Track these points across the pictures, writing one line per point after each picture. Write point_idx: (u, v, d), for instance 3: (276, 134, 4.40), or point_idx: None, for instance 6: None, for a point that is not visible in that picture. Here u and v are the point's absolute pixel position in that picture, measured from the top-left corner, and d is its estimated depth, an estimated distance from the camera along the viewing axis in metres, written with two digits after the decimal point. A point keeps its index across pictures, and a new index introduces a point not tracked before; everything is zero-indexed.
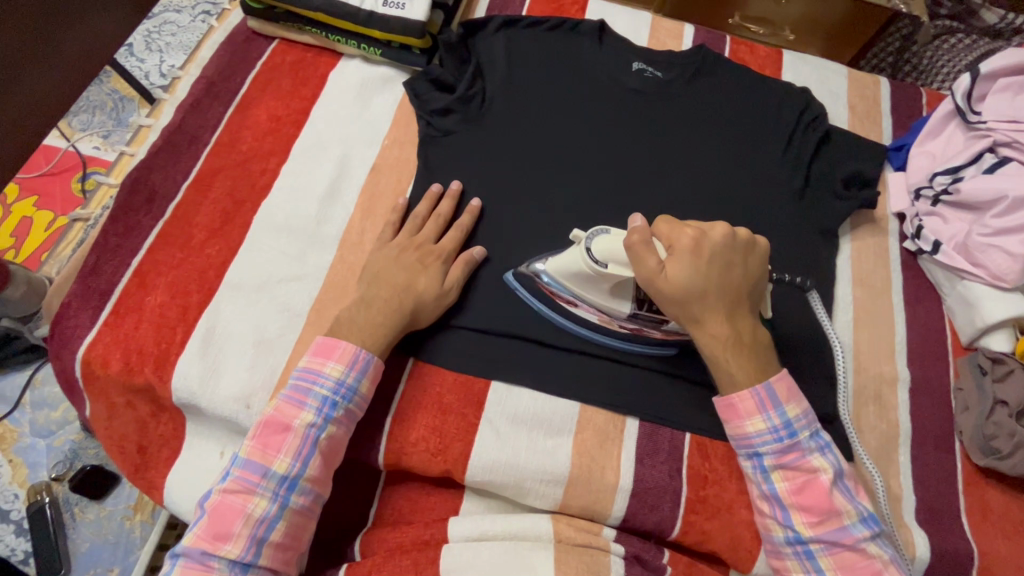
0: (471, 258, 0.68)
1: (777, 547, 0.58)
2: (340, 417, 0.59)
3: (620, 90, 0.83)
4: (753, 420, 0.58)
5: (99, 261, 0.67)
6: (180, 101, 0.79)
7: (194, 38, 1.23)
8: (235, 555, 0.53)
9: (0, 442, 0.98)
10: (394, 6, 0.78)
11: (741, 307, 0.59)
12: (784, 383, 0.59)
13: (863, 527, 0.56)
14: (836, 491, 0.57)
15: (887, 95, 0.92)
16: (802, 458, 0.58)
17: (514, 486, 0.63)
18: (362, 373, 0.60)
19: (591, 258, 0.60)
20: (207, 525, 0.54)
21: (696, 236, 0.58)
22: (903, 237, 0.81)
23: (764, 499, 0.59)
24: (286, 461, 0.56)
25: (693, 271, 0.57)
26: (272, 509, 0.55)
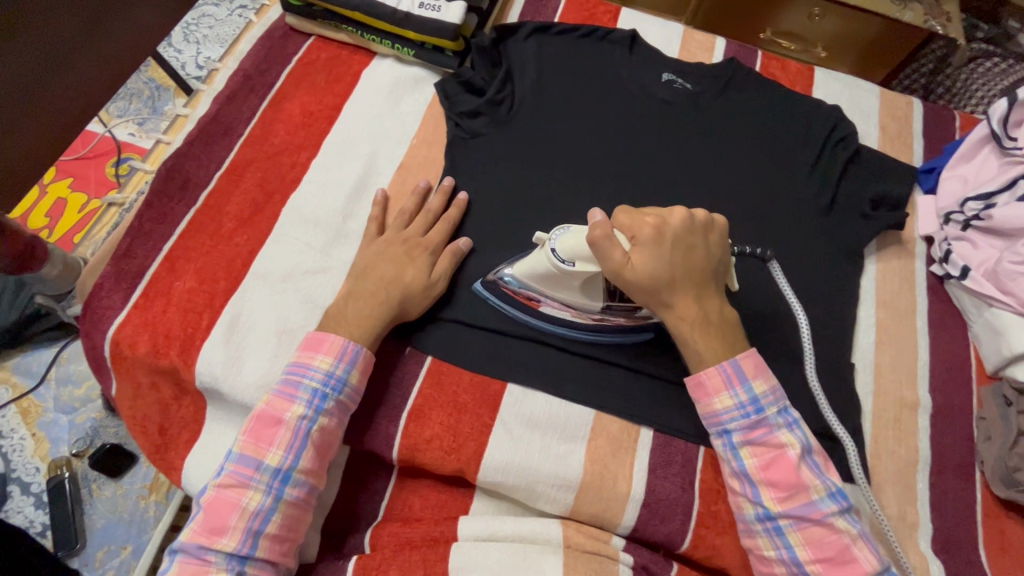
0: (457, 250, 0.68)
1: (749, 525, 0.58)
2: (331, 409, 0.59)
3: (648, 100, 0.83)
4: (721, 397, 0.58)
5: (133, 244, 0.68)
6: (218, 93, 0.81)
7: (231, 31, 1.26)
8: (232, 547, 0.54)
9: (25, 416, 1.00)
10: (430, 7, 0.79)
11: (707, 288, 0.59)
12: (750, 360, 0.59)
13: (831, 502, 0.55)
14: (804, 466, 0.56)
15: (919, 117, 0.91)
16: (769, 433, 0.57)
17: (526, 489, 0.63)
18: (351, 365, 0.61)
19: (556, 258, 0.60)
20: (203, 520, 0.55)
21: (657, 225, 0.57)
22: (930, 261, 0.80)
23: (734, 477, 0.59)
24: (279, 454, 0.57)
25: (658, 259, 0.57)
26: (267, 501, 0.56)
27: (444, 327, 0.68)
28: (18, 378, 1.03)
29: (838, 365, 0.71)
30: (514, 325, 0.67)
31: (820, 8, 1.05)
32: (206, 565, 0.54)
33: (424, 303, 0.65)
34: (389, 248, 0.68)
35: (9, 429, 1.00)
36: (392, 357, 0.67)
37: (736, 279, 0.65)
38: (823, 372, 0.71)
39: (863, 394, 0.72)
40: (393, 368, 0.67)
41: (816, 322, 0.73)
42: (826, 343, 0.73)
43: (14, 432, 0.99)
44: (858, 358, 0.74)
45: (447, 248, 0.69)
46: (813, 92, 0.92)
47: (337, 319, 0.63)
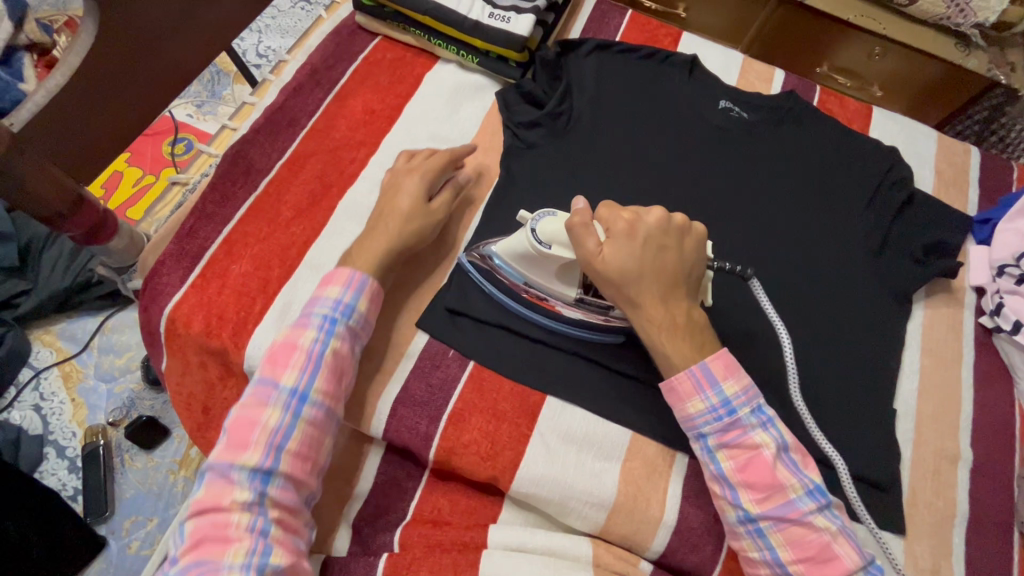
0: (457, 182, 0.73)
1: (732, 528, 0.57)
2: (341, 333, 0.60)
3: (704, 126, 0.83)
4: (693, 402, 0.58)
5: (196, 225, 0.70)
6: (285, 84, 0.82)
7: (293, 23, 1.29)
8: (255, 462, 0.53)
9: (66, 380, 1.03)
10: (499, 18, 0.80)
11: (675, 291, 0.58)
12: (720, 362, 0.58)
13: (809, 501, 0.55)
14: (779, 465, 0.56)
15: (976, 165, 0.90)
16: (743, 434, 0.57)
17: (559, 503, 0.63)
18: (359, 292, 0.62)
19: (535, 239, 0.61)
20: (227, 441, 0.55)
21: (631, 220, 0.59)
22: (979, 312, 0.79)
23: (713, 480, 0.58)
24: (294, 374, 0.57)
25: (629, 255, 0.58)
26: (286, 419, 0.55)
27: (480, 329, 0.69)
28: (63, 342, 1.05)
29: (880, 408, 0.71)
30: (550, 336, 0.68)
31: (880, 47, 1.04)
32: (230, 484, 0.53)
33: (431, 226, 0.69)
34: (417, 170, 0.71)
35: (50, 392, 1.02)
36: (434, 357, 0.68)
37: (707, 292, 0.65)
38: (866, 415, 0.70)
39: (903, 442, 0.71)
40: (435, 368, 0.67)
41: (861, 364, 0.73)
42: (870, 386, 0.72)
43: (54, 396, 1.02)
44: (900, 404, 0.73)
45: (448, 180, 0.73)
46: (870, 131, 0.91)
47: (374, 240, 0.66)
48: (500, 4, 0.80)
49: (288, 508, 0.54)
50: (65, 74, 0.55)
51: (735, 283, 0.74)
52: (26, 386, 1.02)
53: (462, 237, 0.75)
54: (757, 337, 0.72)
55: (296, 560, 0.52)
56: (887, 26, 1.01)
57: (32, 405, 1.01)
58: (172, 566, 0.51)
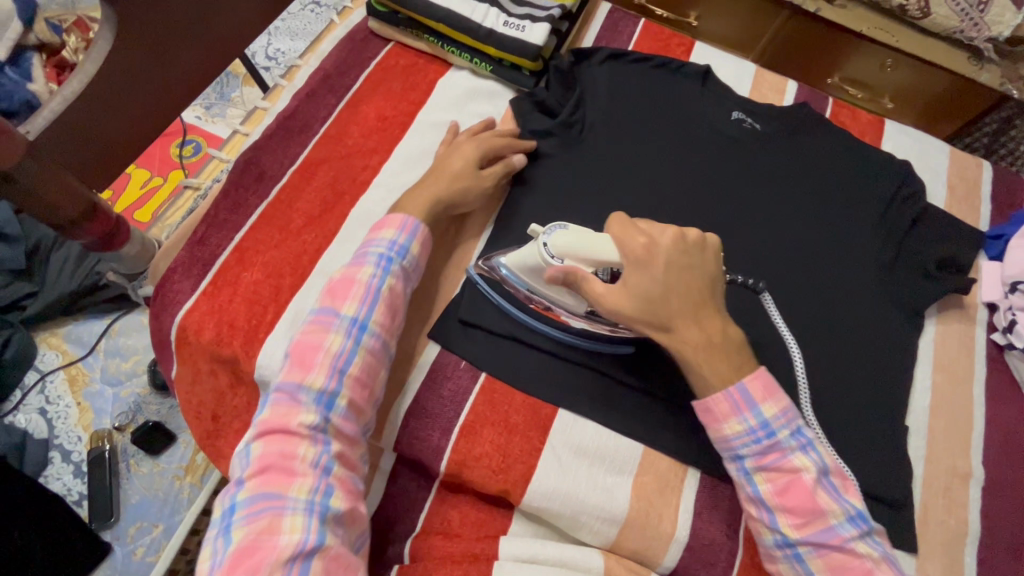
0: (511, 164, 0.75)
1: (769, 551, 0.57)
2: (396, 272, 0.63)
3: (717, 137, 0.83)
4: (730, 423, 0.57)
5: (208, 232, 0.69)
6: (298, 90, 0.82)
7: (302, 25, 1.28)
8: (320, 384, 0.55)
9: (72, 383, 1.03)
10: (514, 27, 0.79)
11: (705, 308, 0.58)
12: (759, 383, 0.58)
13: (851, 527, 0.55)
14: (820, 490, 0.55)
15: (988, 180, 0.90)
16: (783, 458, 0.56)
17: (570, 518, 0.62)
18: (411, 236, 0.65)
19: (547, 254, 0.61)
20: (292, 364, 0.56)
21: (647, 245, 0.57)
22: (992, 328, 0.79)
23: (751, 502, 0.58)
24: (354, 304, 0.59)
25: (653, 280, 0.57)
26: (347, 345, 0.57)
27: (492, 340, 0.68)
28: (69, 345, 1.05)
29: (893, 425, 0.70)
30: (561, 347, 0.68)
31: (893, 59, 1.04)
32: (296, 405, 0.54)
33: (473, 194, 0.72)
34: (477, 142, 0.74)
35: (56, 396, 1.02)
36: (446, 368, 0.67)
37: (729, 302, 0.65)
38: (877, 431, 0.70)
39: (915, 459, 0.70)
40: (447, 379, 0.67)
41: (873, 380, 0.72)
42: (882, 401, 0.71)
43: (60, 399, 1.01)
44: (912, 420, 0.72)
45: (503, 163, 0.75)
46: (882, 144, 0.91)
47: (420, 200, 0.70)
48: (515, 13, 0.80)
49: (347, 437, 0.55)
50: (83, 80, 0.56)
51: (747, 296, 0.74)
52: (32, 389, 1.02)
53: (474, 248, 0.75)
54: (769, 352, 0.71)
55: (352, 504, 0.52)
56: (899, 39, 1.00)
57: (38, 409, 1.01)
58: (236, 490, 0.50)
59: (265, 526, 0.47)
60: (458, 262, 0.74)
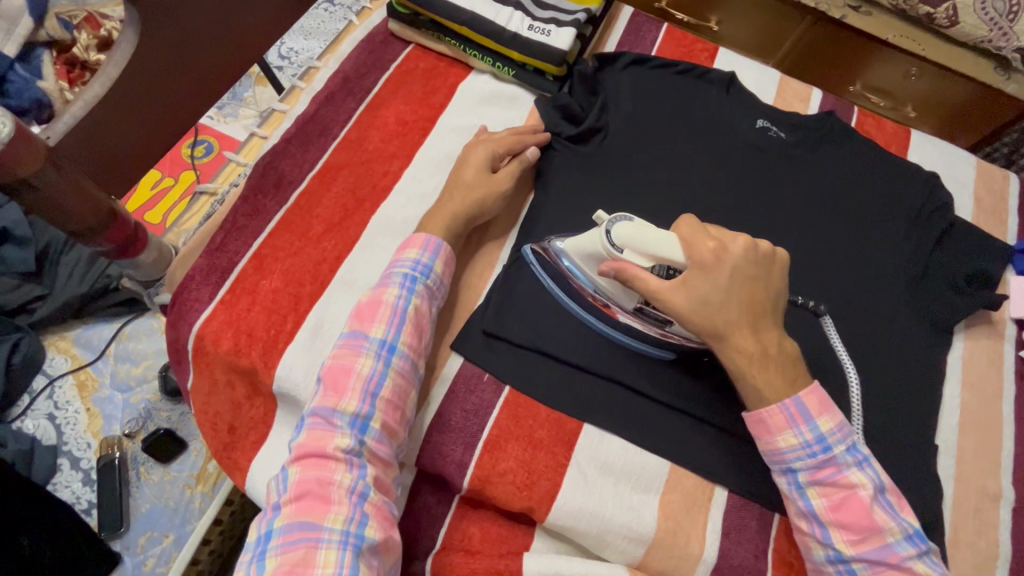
0: (525, 158, 0.74)
1: (819, 566, 0.56)
2: (421, 291, 0.62)
3: (743, 145, 0.81)
4: (784, 435, 0.56)
5: (226, 238, 0.68)
6: (316, 92, 0.80)
7: (315, 25, 1.26)
8: (354, 408, 0.54)
9: (81, 388, 1.01)
10: (539, 30, 0.78)
11: (764, 321, 0.57)
12: (814, 398, 0.56)
13: (909, 546, 0.53)
14: (877, 507, 0.54)
15: (1015, 193, 0.89)
16: (838, 473, 0.55)
17: (596, 537, 0.61)
18: (435, 254, 0.64)
19: (608, 241, 0.60)
20: (325, 390, 0.56)
21: (716, 251, 0.57)
22: (1020, 345, 0.78)
23: (801, 517, 0.56)
24: (382, 327, 0.58)
25: (715, 287, 0.56)
26: (378, 367, 0.56)
27: (515, 352, 0.67)
28: (78, 350, 1.04)
29: (923, 444, 0.69)
30: (589, 363, 0.66)
31: (917, 68, 1.03)
32: (331, 430, 0.53)
33: (497, 200, 0.71)
34: (487, 142, 0.73)
35: (65, 401, 1.00)
36: (469, 381, 0.66)
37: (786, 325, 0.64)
38: (906, 450, 0.68)
39: (944, 478, 0.69)
40: (470, 393, 0.65)
41: (904, 397, 0.71)
42: (912, 419, 0.70)
43: (69, 405, 1.00)
44: (940, 438, 0.71)
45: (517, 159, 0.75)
46: (908, 155, 0.89)
47: (445, 208, 0.69)
48: (539, 16, 0.78)
49: (381, 460, 0.54)
50: (104, 83, 0.56)
51: None
52: (39, 394, 1.00)
53: (498, 255, 0.74)
54: None
55: (387, 533, 0.51)
56: (926, 47, 0.99)
57: (46, 415, 0.99)
58: (274, 515, 0.50)
59: (300, 557, 0.47)
60: (480, 272, 0.73)
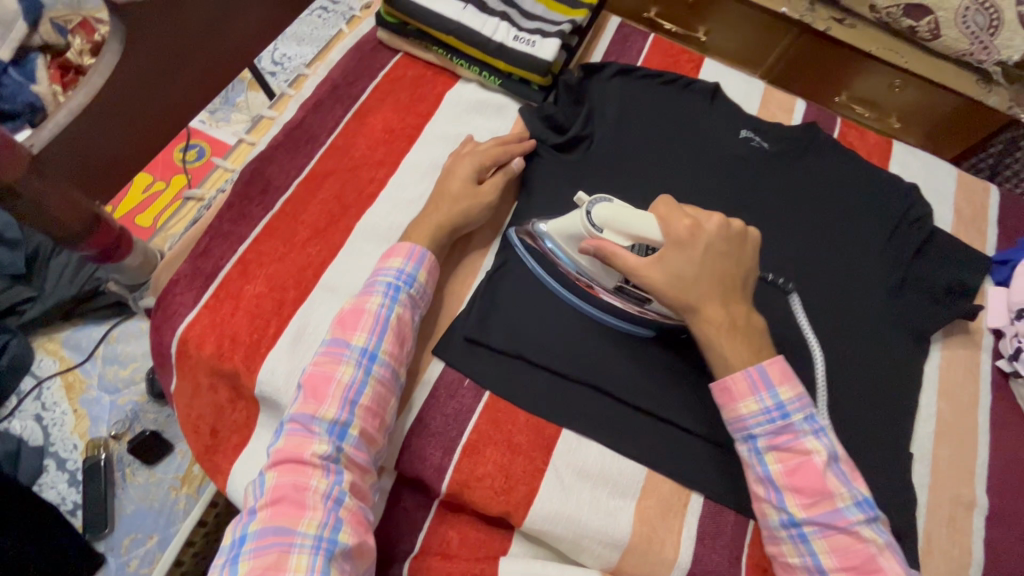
0: (510, 169, 0.75)
1: (773, 531, 0.57)
2: (404, 301, 0.63)
3: (725, 155, 0.82)
4: (746, 402, 0.57)
5: (211, 243, 0.69)
6: (305, 100, 0.81)
7: (309, 31, 1.27)
8: (333, 415, 0.55)
9: (69, 390, 1.02)
10: (524, 41, 0.79)
11: (733, 293, 0.60)
12: (777, 367, 0.58)
13: (858, 511, 0.54)
14: (830, 474, 0.55)
15: (995, 204, 0.90)
16: (795, 440, 0.56)
17: (572, 541, 0.61)
18: (419, 264, 0.65)
19: (589, 223, 0.61)
20: (306, 396, 0.57)
21: (692, 228, 0.59)
22: (997, 355, 0.79)
23: (759, 483, 0.57)
24: (364, 335, 0.59)
25: (688, 261, 0.59)
26: (358, 375, 0.57)
27: (498, 358, 0.68)
28: (66, 351, 1.05)
29: (899, 453, 0.70)
30: (569, 369, 0.67)
31: (900, 80, 1.04)
32: (310, 437, 0.54)
33: (481, 208, 0.72)
34: (472, 154, 0.74)
35: (52, 402, 1.01)
36: (449, 386, 0.67)
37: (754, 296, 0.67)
38: (882, 458, 0.69)
39: (919, 486, 0.70)
40: (450, 398, 0.66)
41: (880, 406, 0.72)
42: (888, 428, 0.71)
43: (56, 406, 1.01)
44: (916, 447, 0.72)
45: (501, 169, 0.75)
46: (890, 166, 0.91)
47: (428, 217, 0.70)
48: (525, 27, 0.80)
49: (359, 467, 0.55)
50: (88, 93, 0.57)
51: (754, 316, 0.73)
52: (28, 395, 1.02)
53: (482, 261, 0.75)
54: None
55: (362, 537, 0.52)
56: (908, 59, 1.01)
57: (33, 416, 1.00)
58: (249, 520, 0.51)
59: (273, 561, 0.47)
60: (463, 278, 0.74)
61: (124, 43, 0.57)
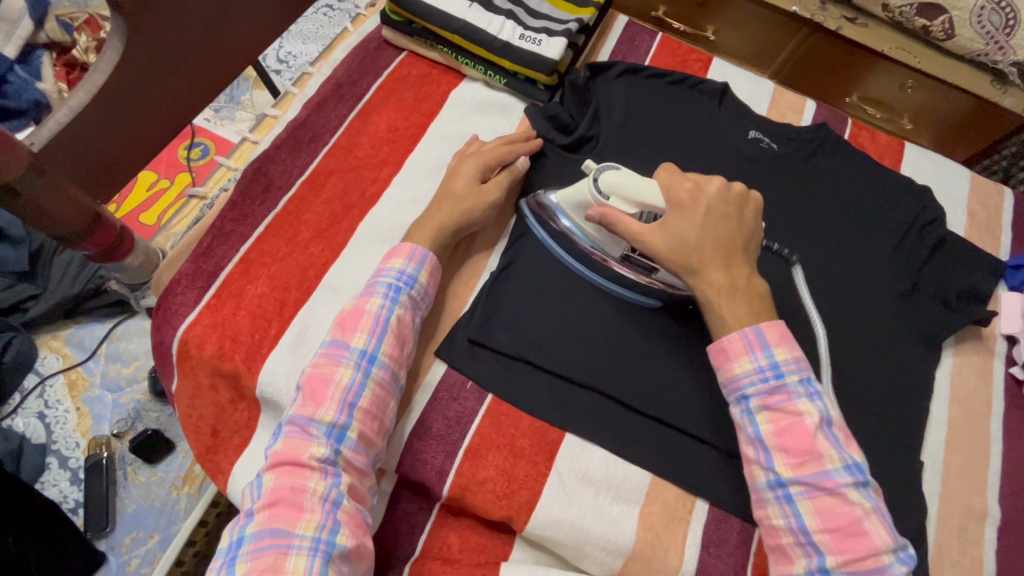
0: (516, 169, 0.74)
1: (760, 494, 0.55)
2: (405, 302, 0.62)
3: (734, 156, 0.81)
4: (741, 361, 0.57)
5: (213, 243, 0.68)
6: (308, 98, 0.81)
7: (314, 29, 1.27)
8: (331, 418, 0.54)
9: (72, 388, 1.03)
10: (530, 40, 0.78)
11: (735, 257, 0.60)
12: (775, 329, 0.57)
13: (846, 474, 0.52)
14: (820, 435, 0.54)
15: (1009, 208, 0.88)
16: (788, 400, 0.55)
17: (575, 547, 0.60)
18: (420, 265, 0.64)
19: (596, 189, 0.65)
20: (304, 398, 0.56)
21: (692, 190, 0.61)
22: (1011, 361, 0.77)
23: (749, 444, 0.56)
24: (363, 337, 0.58)
25: (691, 223, 0.61)
26: (357, 377, 0.57)
27: (503, 361, 0.67)
28: (69, 349, 1.05)
29: (911, 461, 0.68)
30: (572, 372, 0.66)
31: (913, 81, 1.02)
32: (308, 439, 0.53)
33: (485, 207, 0.71)
34: (476, 155, 0.73)
35: (55, 400, 1.02)
36: (451, 389, 0.66)
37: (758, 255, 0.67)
38: (893, 467, 0.67)
39: (930, 495, 0.69)
40: (452, 400, 0.65)
41: (890, 413, 0.70)
42: (899, 436, 0.69)
43: (59, 404, 1.02)
44: (926, 455, 0.71)
45: (505, 168, 0.74)
46: (901, 168, 0.89)
47: (431, 217, 0.69)
48: (531, 26, 0.79)
49: (358, 470, 0.54)
50: (89, 91, 0.57)
51: None
52: (30, 393, 1.02)
53: (485, 263, 0.74)
54: None
55: (359, 540, 0.51)
56: (922, 59, 0.99)
57: (36, 413, 1.01)
58: (246, 522, 0.50)
59: (270, 564, 0.47)
60: (467, 280, 0.73)
61: (126, 41, 0.57)
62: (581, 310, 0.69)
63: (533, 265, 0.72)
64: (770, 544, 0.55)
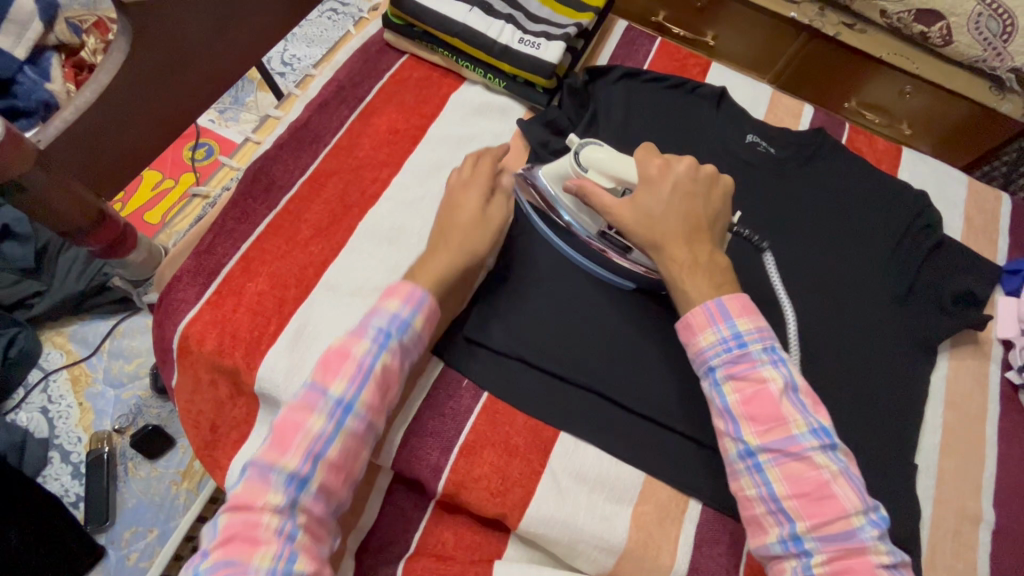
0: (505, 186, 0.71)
1: (732, 466, 0.56)
2: (394, 350, 0.58)
3: (732, 160, 0.82)
4: (705, 334, 0.57)
5: (214, 240, 0.70)
6: (310, 100, 0.82)
7: (319, 32, 1.29)
8: (293, 468, 0.52)
9: (75, 383, 1.04)
10: (529, 43, 0.79)
11: (699, 234, 0.61)
12: (737, 301, 0.58)
13: (812, 438, 0.53)
14: (785, 401, 0.54)
15: (1007, 214, 0.89)
16: (752, 368, 0.55)
17: (567, 545, 0.61)
18: (417, 310, 0.60)
19: (577, 162, 0.68)
20: (274, 441, 0.53)
21: (662, 166, 0.63)
22: (1007, 366, 0.77)
23: (717, 416, 0.56)
24: (343, 384, 0.56)
25: (657, 199, 0.62)
26: (328, 429, 0.54)
27: (499, 360, 0.67)
28: (73, 345, 1.06)
29: (905, 464, 0.68)
30: (567, 370, 0.66)
31: (911, 86, 1.03)
32: (266, 485, 0.51)
33: None
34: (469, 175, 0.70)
35: (58, 395, 1.03)
36: (448, 388, 0.67)
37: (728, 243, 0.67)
38: (886, 469, 0.67)
39: (924, 499, 0.69)
40: (448, 398, 0.66)
41: (885, 416, 0.70)
42: (893, 439, 0.69)
43: (62, 399, 1.03)
44: (921, 458, 0.71)
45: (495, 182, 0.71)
46: (898, 173, 0.89)
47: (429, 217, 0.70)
48: (531, 30, 0.80)
49: (316, 519, 0.53)
50: (94, 90, 0.58)
51: None
52: (34, 388, 1.03)
53: None
54: None
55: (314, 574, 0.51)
56: (920, 65, 0.99)
57: (40, 408, 1.02)
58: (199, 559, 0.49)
59: None
60: None
61: (131, 43, 0.58)
62: (576, 310, 0.70)
63: (529, 266, 0.72)
64: (745, 517, 0.55)
